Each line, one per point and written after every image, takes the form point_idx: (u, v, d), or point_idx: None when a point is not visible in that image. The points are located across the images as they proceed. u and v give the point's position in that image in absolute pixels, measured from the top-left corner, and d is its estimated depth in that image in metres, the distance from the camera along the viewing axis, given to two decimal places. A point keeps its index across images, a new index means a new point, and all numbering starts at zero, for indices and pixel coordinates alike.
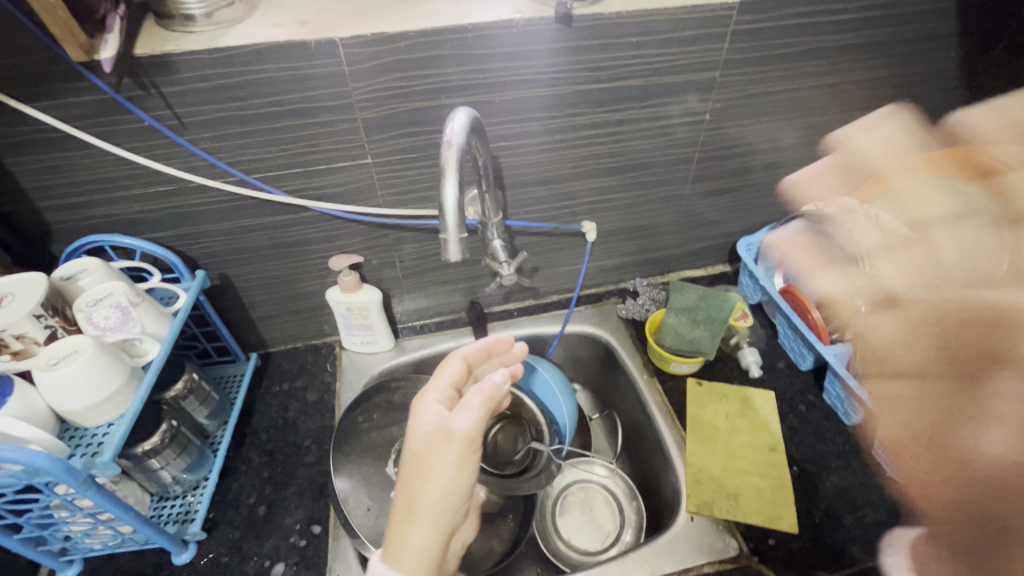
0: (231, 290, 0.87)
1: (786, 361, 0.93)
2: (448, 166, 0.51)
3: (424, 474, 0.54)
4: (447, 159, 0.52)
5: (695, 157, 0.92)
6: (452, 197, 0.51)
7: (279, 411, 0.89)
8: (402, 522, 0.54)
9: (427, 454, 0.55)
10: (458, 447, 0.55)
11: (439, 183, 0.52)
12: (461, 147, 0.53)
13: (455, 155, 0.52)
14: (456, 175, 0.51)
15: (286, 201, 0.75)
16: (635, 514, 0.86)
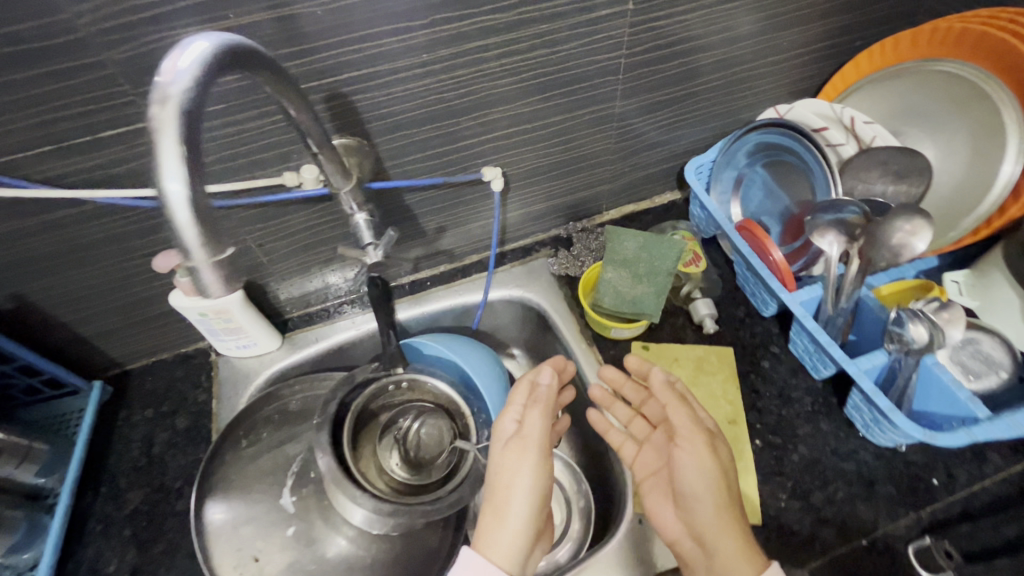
0: (36, 313, 0.66)
1: (746, 308, 0.79)
2: (163, 132, 0.31)
3: (504, 482, 0.60)
4: (161, 121, 0.31)
5: (624, 64, 0.70)
6: (182, 189, 0.32)
7: (143, 448, 0.73)
8: (490, 520, 0.59)
9: (508, 464, 0.60)
10: (532, 453, 0.60)
11: (156, 163, 0.31)
12: (189, 102, 0.32)
13: (174, 114, 0.31)
14: (178, 139, 0.31)
15: (46, 195, 0.53)
16: (579, 523, 0.72)
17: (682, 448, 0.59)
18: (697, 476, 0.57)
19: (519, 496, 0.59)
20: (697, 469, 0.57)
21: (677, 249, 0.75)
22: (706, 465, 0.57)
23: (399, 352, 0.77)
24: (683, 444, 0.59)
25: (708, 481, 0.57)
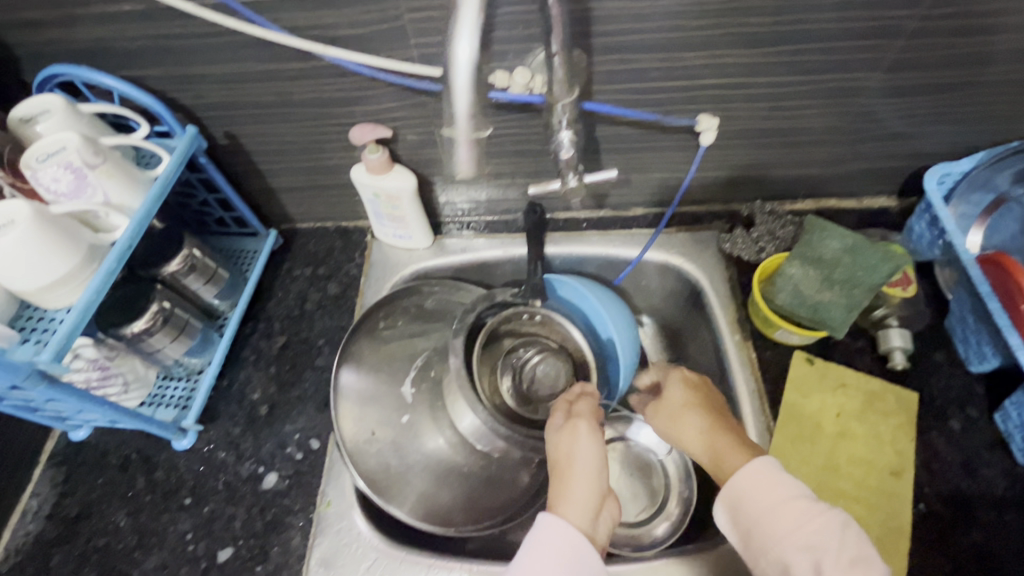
0: (242, 154, 0.72)
1: (947, 354, 0.67)
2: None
3: (562, 454, 0.55)
4: None
5: (910, 28, 0.57)
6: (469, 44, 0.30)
7: (297, 301, 0.79)
8: (556, 485, 0.53)
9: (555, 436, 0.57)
10: (589, 429, 0.56)
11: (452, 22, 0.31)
12: None
13: None
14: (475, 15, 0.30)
15: (286, 41, 0.54)
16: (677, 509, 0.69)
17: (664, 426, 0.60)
18: (686, 431, 0.57)
19: (581, 477, 0.53)
20: (686, 424, 0.57)
21: (894, 264, 0.62)
22: (685, 415, 0.58)
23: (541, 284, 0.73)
24: (668, 414, 0.59)
25: (686, 420, 0.57)
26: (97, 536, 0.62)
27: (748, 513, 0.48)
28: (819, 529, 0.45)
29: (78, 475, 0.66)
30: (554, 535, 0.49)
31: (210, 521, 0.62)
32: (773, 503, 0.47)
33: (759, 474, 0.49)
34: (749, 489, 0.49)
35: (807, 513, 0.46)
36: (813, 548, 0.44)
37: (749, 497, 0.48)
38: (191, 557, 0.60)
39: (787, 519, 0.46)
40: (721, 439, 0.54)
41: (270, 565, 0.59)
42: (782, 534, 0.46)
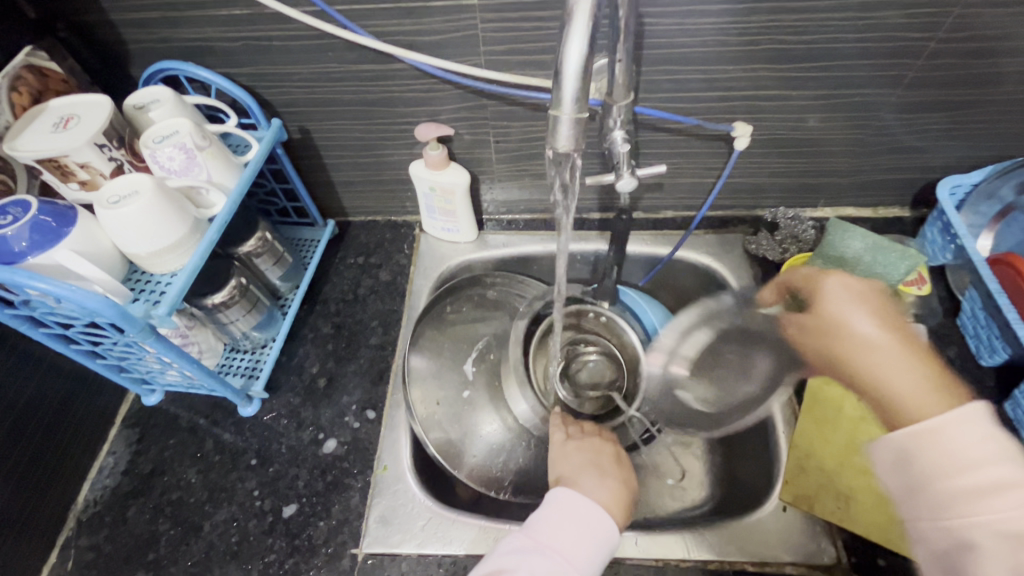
0: (311, 147, 0.78)
1: (959, 350, 0.72)
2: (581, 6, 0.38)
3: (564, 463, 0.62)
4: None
5: (928, 49, 0.63)
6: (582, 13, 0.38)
7: (351, 286, 0.85)
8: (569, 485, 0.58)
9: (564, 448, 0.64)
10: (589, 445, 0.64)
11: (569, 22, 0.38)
12: None
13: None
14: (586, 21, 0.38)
15: (373, 45, 0.61)
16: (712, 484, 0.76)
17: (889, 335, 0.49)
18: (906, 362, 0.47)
19: (591, 478, 0.59)
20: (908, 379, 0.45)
21: (911, 262, 0.67)
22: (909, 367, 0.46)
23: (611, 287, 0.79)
24: (844, 305, 0.52)
25: (904, 371, 0.46)
26: (170, 490, 0.67)
27: (924, 469, 0.41)
28: (1006, 453, 0.39)
29: (151, 436, 0.71)
30: (564, 510, 0.54)
31: (276, 480, 0.67)
32: (978, 463, 0.39)
33: (976, 435, 0.40)
34: (960, 429, 0.40)
35: (998, 443, 0.40)
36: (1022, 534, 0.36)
37: (947, 450, 0.40)
38: (258, 511, 0.65)
39: (978, 438, 0.40)
40: (896, 356, 0.48)
41: (332, 521, 0.64)
42: (976, 517, 0.38)
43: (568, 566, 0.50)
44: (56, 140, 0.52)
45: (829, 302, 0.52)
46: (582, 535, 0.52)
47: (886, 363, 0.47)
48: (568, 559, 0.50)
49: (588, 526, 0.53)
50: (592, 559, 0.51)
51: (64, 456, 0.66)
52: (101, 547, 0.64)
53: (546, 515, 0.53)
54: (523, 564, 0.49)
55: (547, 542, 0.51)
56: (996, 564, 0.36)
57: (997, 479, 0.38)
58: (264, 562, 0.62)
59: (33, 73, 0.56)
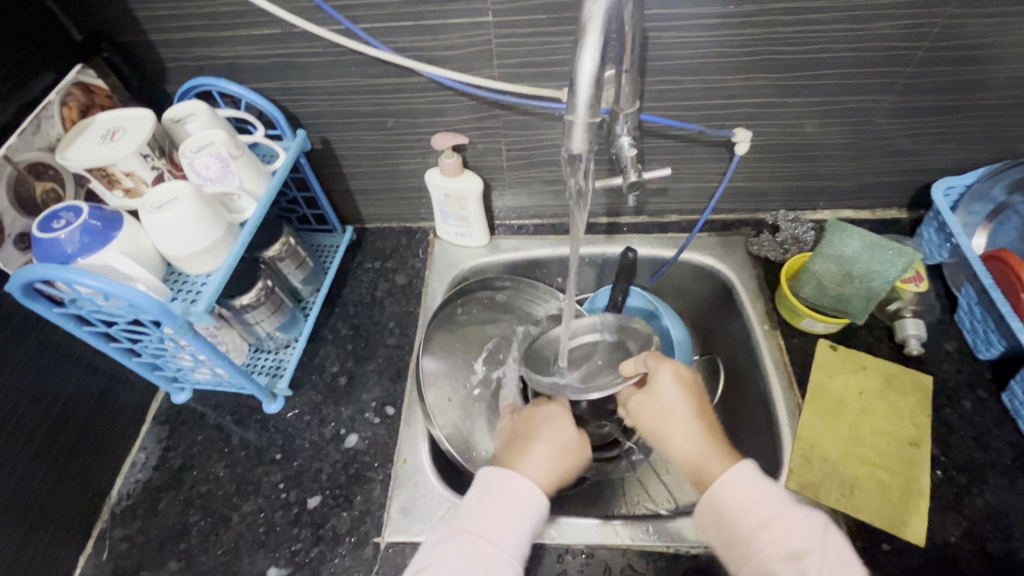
0: (332, 157, 0.83)
1: (958, 344, 0.75)
2: (592, 20, 0.42)
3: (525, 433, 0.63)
4: (593, 12, 0.41)
5: (917, 57, 0.67)
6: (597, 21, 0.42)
7: (368, 289, 0.89)
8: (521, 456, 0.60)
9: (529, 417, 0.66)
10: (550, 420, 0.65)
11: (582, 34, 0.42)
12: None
13: (601, 9, 0.41)
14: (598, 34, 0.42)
15: (394, 60, 0.66)
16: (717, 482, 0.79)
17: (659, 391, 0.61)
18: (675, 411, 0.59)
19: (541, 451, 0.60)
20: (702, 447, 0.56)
21: (908, 260, 0.68)
22: (688, 426, 0.58)
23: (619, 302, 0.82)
24: (662, 396, 0.60)
25: (689, 437, 0.57)
26: (199, 484, 0.70)
27: (728, 515, 0.51)
28: (774, 495, 0.51)
29: (180, 433, 0.75)
30: (486, 495, 0.54)
31: (300, 473, 0.70)
32: (747, 507, 0.50)
33: (739, 484, 0.52)
34: (728, 487, 0.52)
35: (761, 484, 0.52)
36: (796, 558, 0.46)
37: (731, 497, 0.51)
38: (284, 503, 0.68)
39: (753, 487, 0.51)
40: (698, 429, 0.58)
41: (355, 511, 0.67)
42: (768, 552, 0.47)
43: (490, 546, 0.51)
44: (105, 150, 0.57)
45: (657, 389, 0.61)
46: (502, 516, 0.53)
47: (680, 438, 0.58)
48: (488, 542, 0.51)
49: (508, 504, 0.54)
50: (514, 538, 0.52)
51: (99, 451, 0.69)
52: (135, 538, 0.67)
53: (469, 502, 0.55)
54: (442, 555, 0.51)
55: (466, 529, 0.52)
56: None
57: (767, 517, 0.49)
58: (291, 550, 0.65)
59: (81, 89, 0.61)
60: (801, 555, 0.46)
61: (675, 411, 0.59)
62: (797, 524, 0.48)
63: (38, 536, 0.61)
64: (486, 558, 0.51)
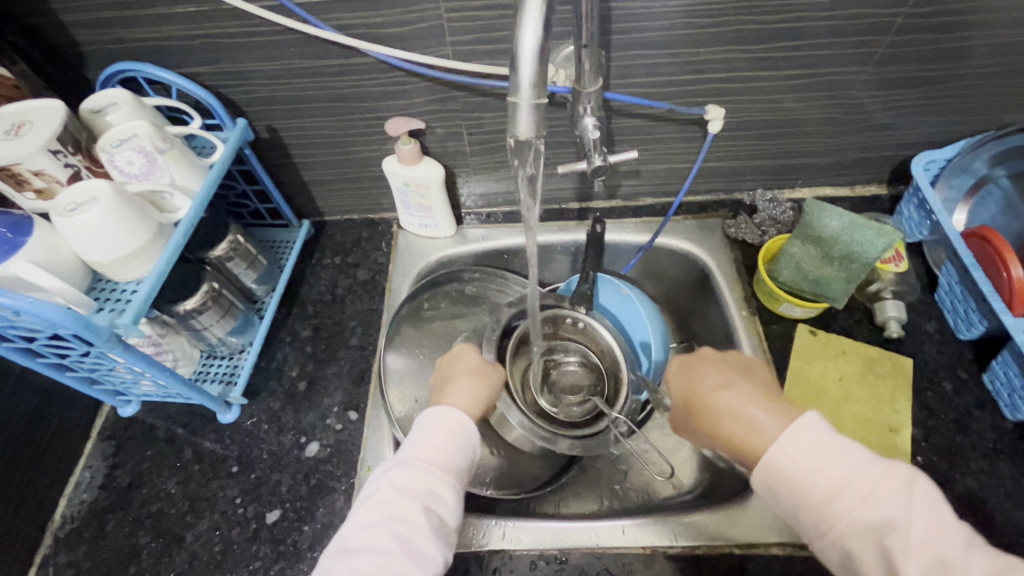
0: (281, 147, 0.77)
1: (938, 325, 0.73)
2: None
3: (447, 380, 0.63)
4: None
5: (896, 25, 0.63)
6: None
7: (329, 287, 0.84)
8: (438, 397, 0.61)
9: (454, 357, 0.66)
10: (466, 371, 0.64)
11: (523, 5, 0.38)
12: None
13: None
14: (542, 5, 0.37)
15: (335, 38, 0.60)
16: None
17: (697, 383, 0.57)
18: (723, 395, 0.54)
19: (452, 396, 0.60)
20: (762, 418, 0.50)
21: (888, 240, 0.65)
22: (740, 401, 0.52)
23: (589, 292, 0.77)
24: (699, 379, 0.57)
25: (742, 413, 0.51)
26: (150, 503, 0.66)
27: (801, 488, 0.45)
28: (839, 448, 0.45)
29: (128, 448, 0.70)
30: (430, 423, 0.54)
31: (258, 487, 0.66)
32: (812, 469, 0.45)
33: (813, 451, 0.45)
34: (788, 451, 0.46)
35: (832, 443, 0.45)
36: (880, 526, 0.42)
37: (796, 466, 0.45)
38: (241, 519, 0.64)
39: (821, 442, 0.46)
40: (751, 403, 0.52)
41: (316, 524, 0.64)
42: (846, 523, 0.43)
43: (436, 469, 0.51)
44: (8, 147, 0.51)
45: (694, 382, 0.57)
46: (445, 440, 0.53)
47: (743, 417, 0.51)
48: (433, 466, 0.51)
49: (449, 431, 0.53)
50: (457, 463, 0.52)
51: (37, 474, 0.64)
52: (81, 563, 0.63)
53: (416, 431, 0.54)
54: (390, 479, 0.50)
55: (415, 454, 0.52)
56: (876, 566, 0.42)
57: (840, 482, 0.44)
58: (249, 569, 0.61)
59: None
60: (887, 525, 0.41)
61: (724, 390, 0.54)
62: (878, 486, 0.43)
63: None
64: (434, 482, 0.50)
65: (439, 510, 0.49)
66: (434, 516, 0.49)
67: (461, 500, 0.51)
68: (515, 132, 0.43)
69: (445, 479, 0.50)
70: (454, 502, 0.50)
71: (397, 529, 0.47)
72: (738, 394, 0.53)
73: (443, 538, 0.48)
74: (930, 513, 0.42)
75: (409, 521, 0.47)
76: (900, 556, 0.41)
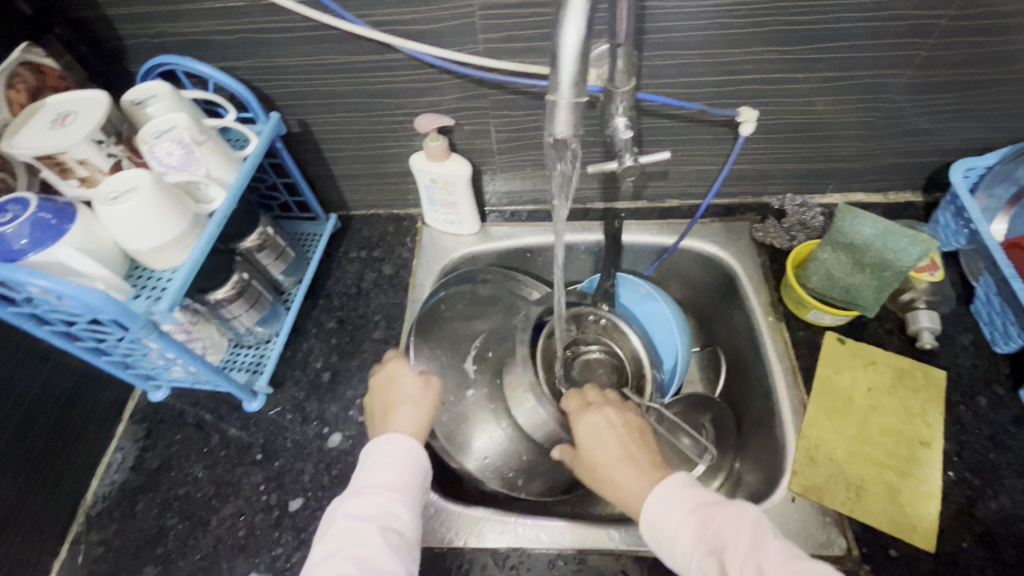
0: (312, 141, 0.78)
1: (974, 337, 0.71)
2: None
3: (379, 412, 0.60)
4: None
5: (939, 28, 0.61)
6: None
7: (354, 280, 0.85)
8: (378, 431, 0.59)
9: (389, 377, 0.63)
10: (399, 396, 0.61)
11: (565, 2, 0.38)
12: None
13: None
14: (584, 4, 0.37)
15: (369, 35, 0.61)
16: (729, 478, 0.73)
17: (582, 439, 0.58)
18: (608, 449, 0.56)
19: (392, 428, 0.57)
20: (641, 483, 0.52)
21: (924, 248, 0.63)
22: (620, 464, 0.54)
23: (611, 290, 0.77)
24: (588, 438, 0.58)
25: (625, 476, 0.53)
26: (177, 486, 0.68)
27: (665, 536, 0.48)
28: (695, 500, 0.49)
29: (157, 432, 0.72)
30: (378, 444, 0.55)
31: (281, 475, 0.68)
32: (673, 520, 0.48)
33: (664, 496, 0.50)
34: (658, 506, 0.49)
35: (693, 499, 0.49)
36: (717, 554, 0.45)
37: (660, 519, 0.49)
38: (264, 506, 0.65)
39: (677, 498, 0.49)
40: (629, 468, 0.54)
41: None
42: (693, 553, 0.46)
43: (392, 490, 0.52)
44: (54, 137, 0.52)
45: (584, 439, 0.58)
46: (390, 464, 0.53)
47: (615, 473, 0.54)
48: (383, 488, 0.52)
49: (397, 453, 0.54)
50: (409, 481, 0.53)
51: (71, 453, 0.66)
52: (111, 542, 0.64)
53: (364, 459, 0.55)
54: (344, 509, 0.51)
55: (369, 481, 0.52)
56: None
57: (697, 527, 0.47)
58: (272, 555, 0.62)
59: (31, 70, 0.56)
60: (722, 549, 0.45)
61: (614, 454, 0.55)
62: (723, 522, 0.46)
63: (7, 542, 0.59)
64: (386, 503, 0.51)
65: (398, 526, 0.50)
66: (392, 533, 0.49)
67: (417, 516, 0.53)
68: (551, 131, 0.43)
69: (402, 498, 0.52)
70: (410, 519, 0.51)
71: (356, 552, 0.47)
72: (620, 459, 0.55)
73: (405, 552, 0.49)
74: (762, 538, 0.44)
75: (368, 543, 0.48)
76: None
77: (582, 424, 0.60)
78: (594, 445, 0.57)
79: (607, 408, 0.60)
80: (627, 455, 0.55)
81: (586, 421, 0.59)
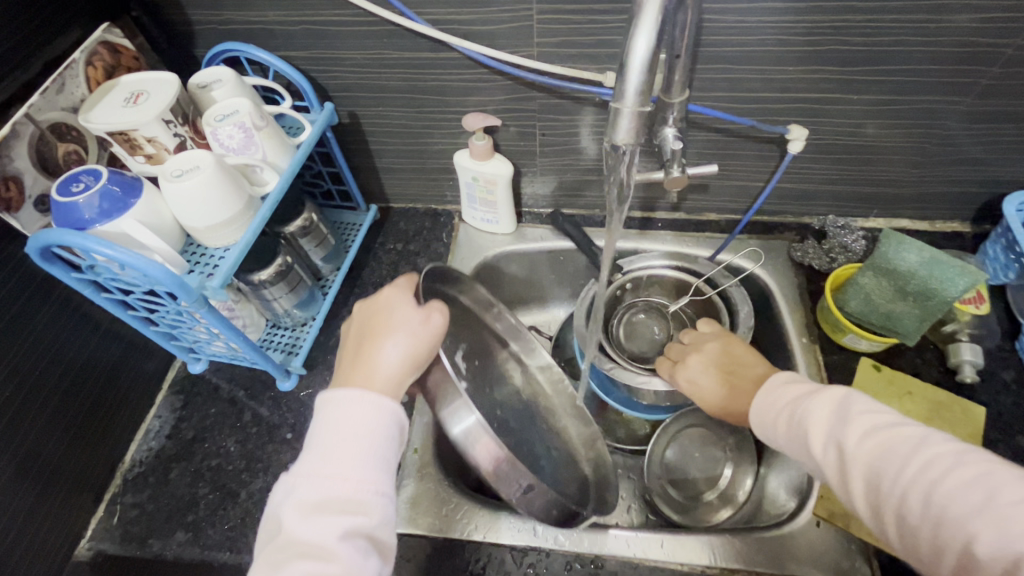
0: (360, 133, 0.80)
1: (1017, 374, 0.69)
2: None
3: (360, 348, 0.52)
4: None
5: (1004, 56, 0.60)
6: None
7: (389, 271, 0.86)
8: (349, 366, 0.52)
9: (384, 307, 0.54)
10: (375, 338, 0.52)
11: (638, 11, 0.38)
12: None
13: None
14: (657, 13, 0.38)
15: (427, 32, 0.62)
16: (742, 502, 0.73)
17: (685, 384, 0.63)
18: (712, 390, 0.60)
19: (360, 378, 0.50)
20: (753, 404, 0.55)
21: (971, 279, 0.62)
22: (732, 397, 0.58)
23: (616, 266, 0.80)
24: (696, 386, 0.62)
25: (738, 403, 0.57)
26: (210, 457, 0.70)
27: (770, 430, 0.52)
28: (794, 392, 0.51)
29: (194, 404, 0.74)
30: (349, 411, 0.47)
31: None
32: (771, 412, 0.52)
33: (767, 395, 0.53)
34: (765, 410, 0.52)
35: (785, 393, 0.52)
36: (811, 432, 0.48)
37: (765, 417, 0.52)
38: None
39: (775, 392, 0.52)
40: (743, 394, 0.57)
41: None
42: (795, 438, 0.49)
43: (353, 482, 0.44)
44: (128, 114, 0.55)
45: (690, 385, 0.62)
46: (366, 440, 0.46)
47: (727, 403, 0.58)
48: (348, 477, 0.45)
49: (374, 429, 0.47)
50: (384, 460, 0.46)
51: (114, 417, 0.69)
52: (144, 506, 0.67)
53: (329, 430, 0.46)
54: (293, 510, 0.43)
55: (320, 472, 0.45)
56: (828, 469, 0.46)
57: (790, 411, 0.50)
58: None
59: (108, 49, 0.59)
60: (810, 426, 0.48)
61: (724, 390, 0.59)
62: (813, 403, 0.49)
63: (51, 496, 0.62)
64: (352, 502, 0.44)
65: (367, 528, 0.44)
66: (360, 538, 0.43)
67: (388, 509, 0.46)
68: (612, 137, 0.44)
69: (372, 490, 0.45)
70: (383, 518, 0.45)
71: (314, 566, 0.41)
72: (729, 392, 0.58)
73: (375, 551, 0.44)
74: (851, 412, 0.47)
75: (329, 559, 0.42)
76: (831, 448, 0.46)
77: (681, 375, 0.64)
78: (698, 388, 0.61)
79: (693, 358, 0.63)
80: (734, 385, 0.59)
81: (684, 375, 0.63)
